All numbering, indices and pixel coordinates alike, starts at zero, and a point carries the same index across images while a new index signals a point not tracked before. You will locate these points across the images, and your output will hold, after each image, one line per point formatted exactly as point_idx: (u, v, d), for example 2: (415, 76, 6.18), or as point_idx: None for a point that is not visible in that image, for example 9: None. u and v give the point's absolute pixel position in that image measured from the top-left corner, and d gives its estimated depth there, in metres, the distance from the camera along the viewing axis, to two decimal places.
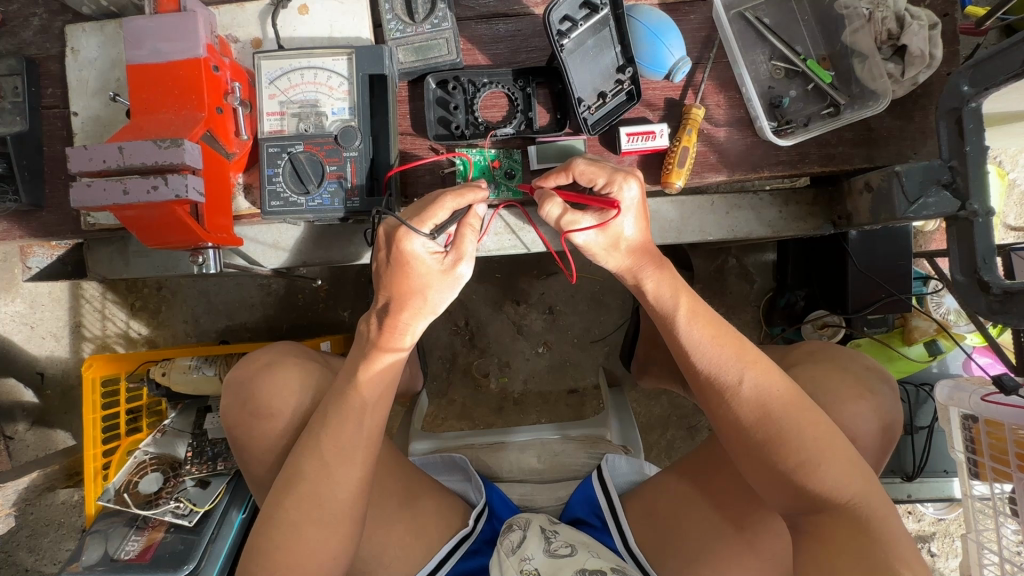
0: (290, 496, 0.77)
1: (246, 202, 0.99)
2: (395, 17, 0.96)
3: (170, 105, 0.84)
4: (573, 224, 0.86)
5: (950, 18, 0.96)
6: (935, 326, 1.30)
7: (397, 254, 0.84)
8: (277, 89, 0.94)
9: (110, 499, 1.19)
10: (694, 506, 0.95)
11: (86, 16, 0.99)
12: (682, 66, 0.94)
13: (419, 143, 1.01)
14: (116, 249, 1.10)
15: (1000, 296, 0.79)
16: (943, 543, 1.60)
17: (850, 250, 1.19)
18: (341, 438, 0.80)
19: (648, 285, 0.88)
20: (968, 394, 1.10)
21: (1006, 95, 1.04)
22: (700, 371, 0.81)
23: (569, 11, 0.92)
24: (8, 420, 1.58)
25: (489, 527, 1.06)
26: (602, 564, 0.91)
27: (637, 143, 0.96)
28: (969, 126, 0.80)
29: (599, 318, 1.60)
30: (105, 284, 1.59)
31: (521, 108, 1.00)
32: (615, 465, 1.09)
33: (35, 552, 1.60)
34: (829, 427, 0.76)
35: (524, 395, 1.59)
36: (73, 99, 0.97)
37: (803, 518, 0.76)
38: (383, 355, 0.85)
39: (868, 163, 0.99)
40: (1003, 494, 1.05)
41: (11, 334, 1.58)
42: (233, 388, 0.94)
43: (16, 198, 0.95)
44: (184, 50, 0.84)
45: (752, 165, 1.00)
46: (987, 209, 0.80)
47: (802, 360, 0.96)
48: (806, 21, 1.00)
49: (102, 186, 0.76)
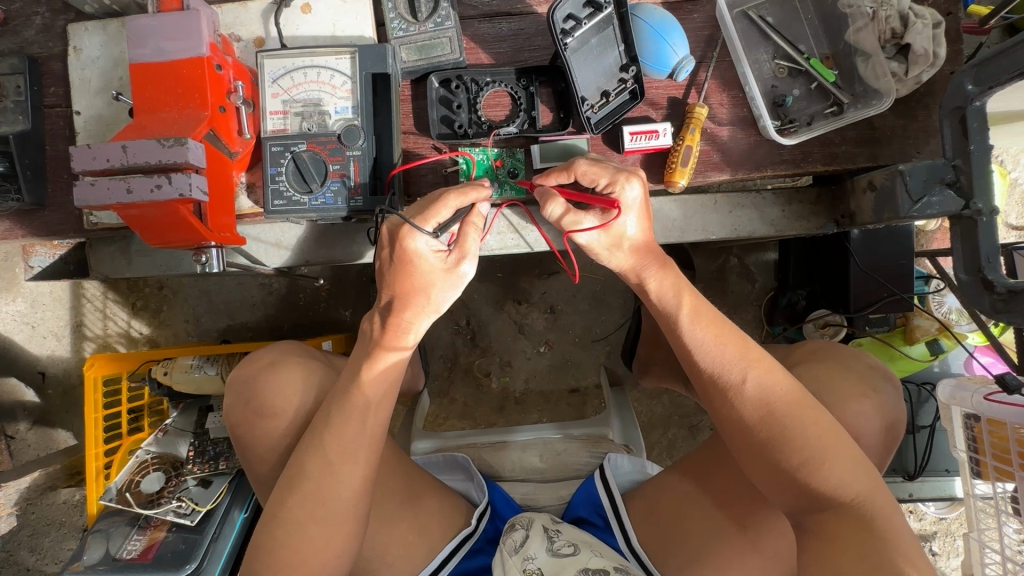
0: (294, 495, 0.77)
1: (249, 201, 0.99)
2: (398, 16, 0.96)
3: (173, 104, 0.84)
4: (575, 225, 0.86)
5: (953, 17, 0.96)
6: (937, 326, 1.30)
7: (401, 253, 0.84)
8: (280, 88, 0.93)
9: (111, 498, 1.19)
10: (697, 505, 0.95)
11: (88, 15, 0.99)
12: (686, 65, 0.94)
13: (422, 142, 1.01)
14: (118, 248, 1.10)
15: (1003, 295, 0.79)
16: (944, 542, 1.60)
17: (852, 249, 1.19)
18: (344, 437, 0.80)
19: (651, 284, 0.88)
20: (970, 393, 1.10)
21: (1008, 94, 1.04)
22: (703, 370, 0.81)
23: (573, 10, 0.92)
24: (9, 419, 1.58)
25: (492, 526, 1.06)
26: (604, 563, 0.91)
27: (640, 142, 0.96)
28: (972, 125, 0.80)
29: (601, 317, 1.60)
30: (107, 284, 1.59)
31: (524, 107, 1.00)
32: (617, 464, 1.09)
33: (37, 552, 1.60)
34: (833, 426, 0.76)
35: (526, 395, 1.59)
36: (76, 98, 0.97)
37: (807, 517, 0.76)
38: (387, 354, 0.85)
39: (871, 162, 0.99)
40: (1005, 492, 1.06)
41: (12, 333, 1.58)
42: (236, 387, 0.94)
43: (18, 197, 0.95)
44: (187, 49, 0.84)
45: (755, 164, 0.99)
46: (991, 207, 0.80)
47: (805, 359, 0.96)
48: (809, 20, 1.00)
49: (105, 185, 0.76)
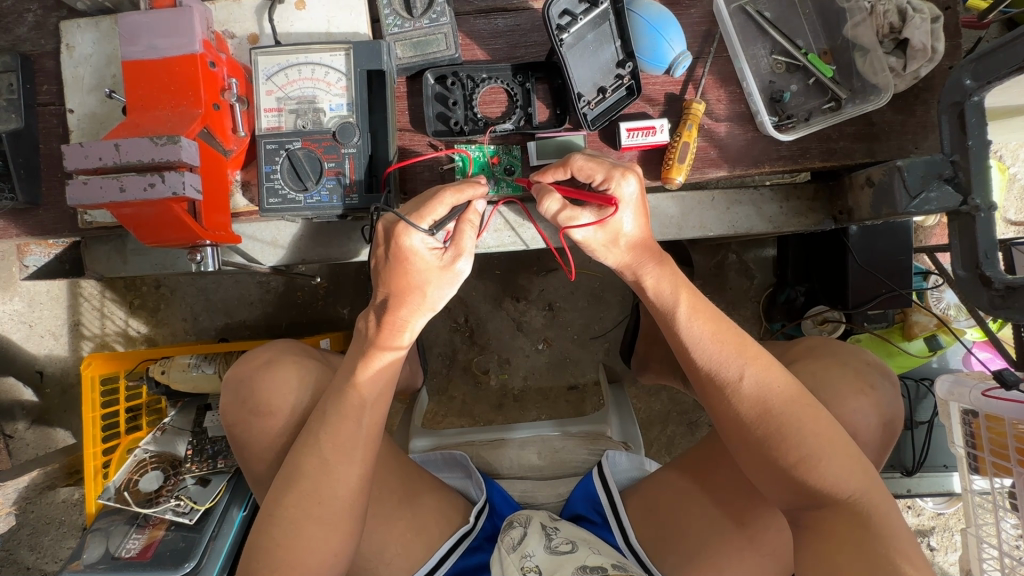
0: (290, 494, 0.77)
1: (244, 199, 0.99)
2: (394, 12, 0.96)
3: (166, 101, 0.83)
4: (573, 220, 0.85)
5: (951, 11, 0.96)
6: (936, 321, 1.29)
7: (396, 250, 0.83)
8: (274, 85, 0.93)
9: (110, 497, 1.19)
10: (695, 502, 0.95)
11: (80, 11, 0.97)
12: (683, 61, 0.93)
13: (419, 139, 1.00)
14: (113, 247, 1.09)
15: (1002, 291, 0.79)
16: (943, 536, 1.60)
17: (850, 245, 1.18)
18: (340, 436, 0.80)
19: (648, 281, 0.87)
20: (968, 388, 1.10)
21: (1006, 91, 1.03)
22: (700, 368, 0.81)
23: (569, 5, 0.92)
24: (8, 419, 1.58)
25: (489, 523, 1.05)
26: (602, 560, 0.91)
27: (637, 138, 0.95)
28: (970, 119, 0.80)
29: (599, 314, 1.59)
30: (104, 283, 1.58)
31: (520, 104, 0.99)
32: (616, 461, 1.08)
33: (36, 551, 1.60)
34: (828, 421, 0.76)
35: (524, 392, 1.59)
36: (69, 96, 0.96)
37: (803, 514, 0.76)
38: (382, 354, 0.85)
39: (869, 158, 0.98)
40: (1003, 488, 1.05)
41: (11, 332, 1.58)
42: (232, 386, 0.94)
43: (12, 195, 0.95)
44: (180, 46, 0.84)
45: (753, 161, 0.99)
46: (989, 203, 0.80)
47: (802, 355, 0.96)
48: (807, 15, 1.00)
49: (98, 184, 0.75)
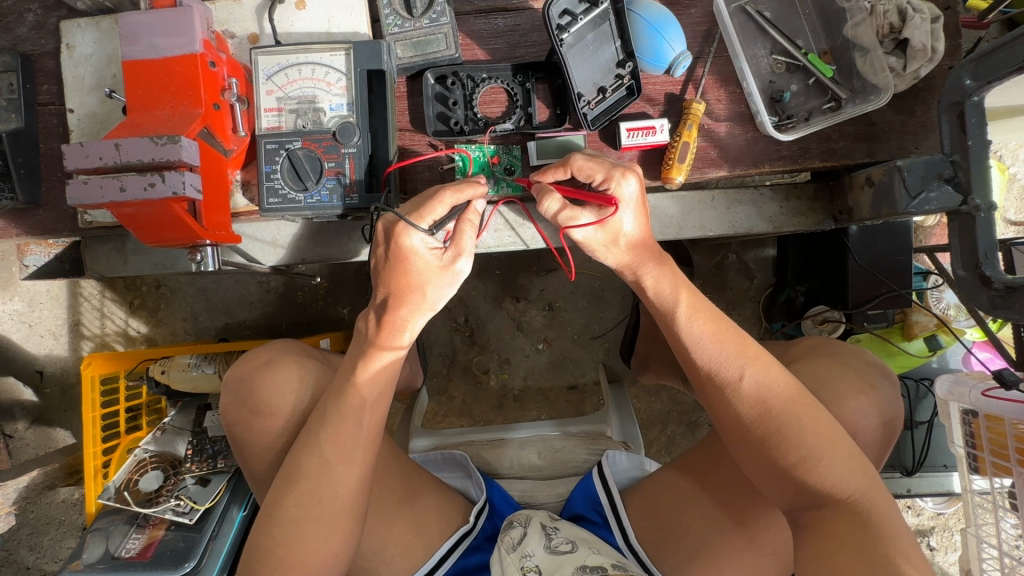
0: (290, 494, 0.77)
1: (244, 198, 0.99)
2: (394, 12, 0.96)
3: (166, 101, 0.83)
4: (572, 220, 0.85)
5: (951, 11, 0.96)
6: (936, 321, 1.29)
7: (396, 249, 0.83)
8: (274, 85, 0.93)
9: (110, 497, 1.19)
10: (695, 502, 0.95)
11: (80, 11, 0.98)
12: (683, 61, 0.93)
13: (419, 139, 1.00)
14: (113, 247, 1.09)
15: (1001, 290, 0.79)
16: (942, 536, 1.61)
17: (850, 245, 1.18)
18: (340, 436, 0.80)
19: (648, 281, 0.87)
20: (968, 388, 1.10)
21: (1006, 91, 1.03)
22: (700, 368, 0.81)
23: (569, 5, 0.92)
24: (8, 419, 1.58)
25: (489, 523, 1.05)
26: (602, 560, 0.91)
27: (637, 138, 0.95)
28: (970, 119, 0.80)
29: (599, 314, 1.59)
30: (104, 283, 1.58)
31: (520, 104, 0.99)
32: (616, 461, 1.08)
33: (36, 550, 1.60)
34: (828, 421, 0.76)
35: (524, 392, 1.59)
36: (69, 96, 0.96)
37: (803, 513, 0.76)
38: (382, 354, 0.85)
39: (869, 158, 0.98)
40: (1003, 488, 1.05)
41: (10, 332, 1.58)
42: (232, 385, 0.94)
43: (13, 195, 0.95)
44: (180, 45, 0.84)
45: (753, 160, 0.99)
46: (989, 203, 0.80)
47: (801, 355, 0.96)
48: (807, 15, 1.00)
49: (98, 183, 0.75)
